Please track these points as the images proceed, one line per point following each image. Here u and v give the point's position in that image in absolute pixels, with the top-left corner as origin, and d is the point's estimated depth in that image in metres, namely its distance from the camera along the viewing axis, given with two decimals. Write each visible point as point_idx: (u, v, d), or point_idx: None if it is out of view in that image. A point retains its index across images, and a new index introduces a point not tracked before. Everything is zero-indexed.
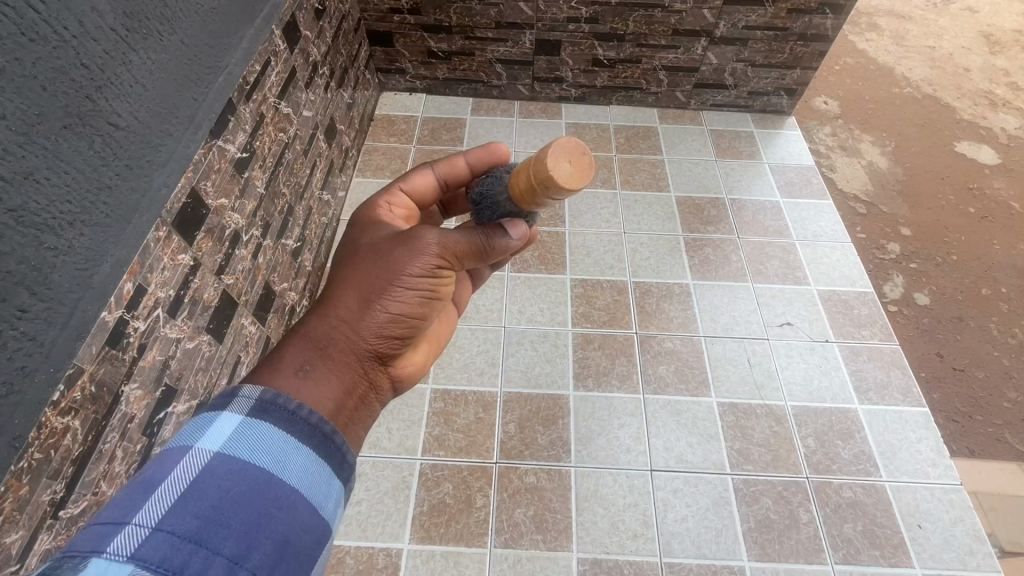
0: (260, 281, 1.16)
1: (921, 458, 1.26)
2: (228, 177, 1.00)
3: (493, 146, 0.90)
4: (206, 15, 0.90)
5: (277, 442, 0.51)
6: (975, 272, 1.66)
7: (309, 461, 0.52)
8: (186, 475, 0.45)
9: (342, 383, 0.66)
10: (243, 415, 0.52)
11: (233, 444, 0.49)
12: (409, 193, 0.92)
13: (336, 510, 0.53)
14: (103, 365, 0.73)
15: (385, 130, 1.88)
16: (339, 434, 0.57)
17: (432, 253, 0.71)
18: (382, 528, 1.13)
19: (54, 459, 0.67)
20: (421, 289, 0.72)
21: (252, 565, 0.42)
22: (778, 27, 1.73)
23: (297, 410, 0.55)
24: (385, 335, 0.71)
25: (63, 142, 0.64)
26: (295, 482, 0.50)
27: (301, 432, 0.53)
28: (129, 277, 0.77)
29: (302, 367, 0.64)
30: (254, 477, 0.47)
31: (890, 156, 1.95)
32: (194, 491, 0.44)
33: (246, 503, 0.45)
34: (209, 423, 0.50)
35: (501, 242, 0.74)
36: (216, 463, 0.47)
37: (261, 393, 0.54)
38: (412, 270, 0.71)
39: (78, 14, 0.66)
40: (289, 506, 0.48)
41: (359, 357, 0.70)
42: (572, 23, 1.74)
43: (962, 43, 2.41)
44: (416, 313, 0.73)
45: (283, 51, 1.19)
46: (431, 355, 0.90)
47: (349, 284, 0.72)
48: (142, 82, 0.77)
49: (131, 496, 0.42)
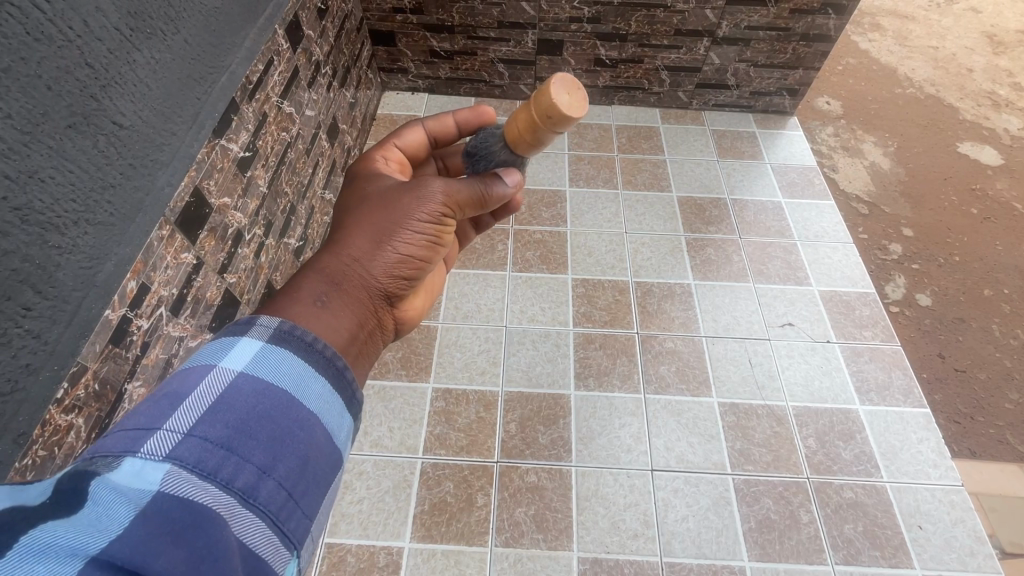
0: (262, 280, 1.17)
1: (922, 459, 1.26)
2: (231, 176, 1.00)
3: (481, 107, 0.99)
4: (210, 14, 0.90)
5: (296, 368, 0.52)
6: (978, 272, 1.66)
7: (327, 390, 0.53)
8: (212, 388, 0.46)
9: (357, 316, 0.66)
10: (263, 341, 0.52)
11: (256, 365, 0.50)
12: (403, 150, 0.96)
13: (349, 442, 0.54)
14: (107, 363, 0.73)
15: (387, 129, 1.88)
16: (350, 370, 0.57)
17: (437, 201, 0.75)
18: (383, 527, 1.13)
19: (59, 457, 0.67)
20: (428, 234, 0.75)
21: (278, 476, 0.44)
22: (780, 28, 1.73)
23: (314, 342, 0.55)
24: (395, 276, 0.73)
25: (68, 141, 0.65)
26: (314, 406, 0.50)
27: (318, 362, 0.54)
28: (132, 275, 0.77)
29: (320, 298, 0.64)
30: (278, 397, 0.48)
31: (893, 156, 1.95)
32: (221, 404, 0.45)
33: (269, 420, 0.46)
34: (231, 346, 0.51)
35: (499, 190, 0.78)
36: (240, 381, 0.48)
37: (280, 323, 0.55)
38: (420, 216, 0.75)
39: (83, 14, 0.66)
40: (309, 428, 0.49)
41: (371, 295, 0.70)
42: (574, 23, 1.74)
43: (966, 43, 2.41)
44: (422, 257, 0.76)
45: (286, 51, 1.19)
46: (426, 306, 0.90)
47: (359, 228, 0.74)
48: (146, 81, 0.77)
49: (159, 406, 0.44)
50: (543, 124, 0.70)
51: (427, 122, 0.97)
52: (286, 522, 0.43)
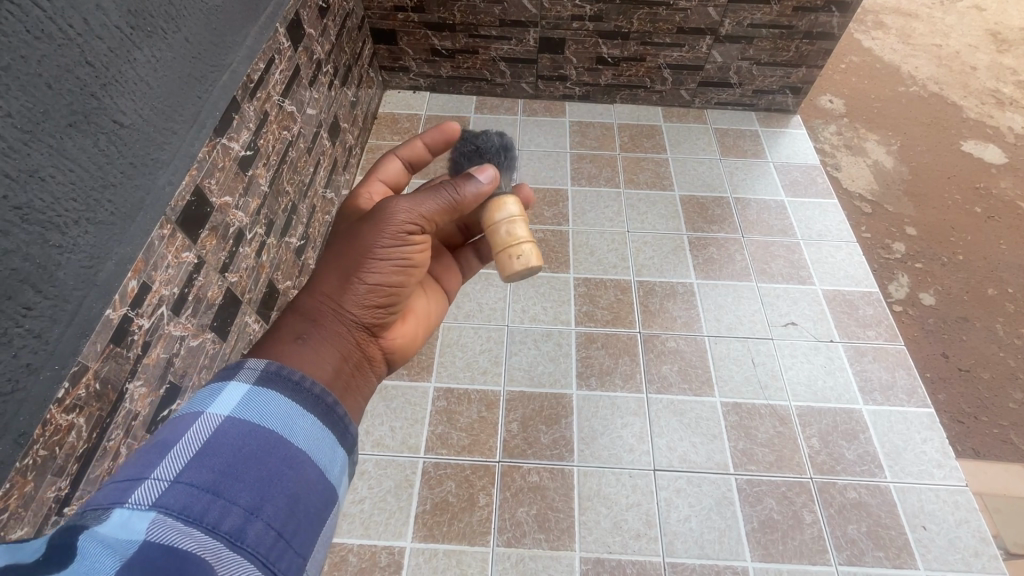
0: (264, 279, 1.16)
1: (926, 459, 1.26)
2: (232, 175, 1.00)
3: (446, 124, 0.97)
4: (211, 13, 0.90)
5: (283, 408, 0.54)
6: (981, 271, 1.65)
7: (314, 427, 0.55)
8: (199, 434, 0.49)
9: (339, 350, 0.69)
10: (250, 384, 0.55)
11: (243, 408, 0.52)
12: (387, 183, 0.99)
13: (343, 476, 0.56)
14: (108, 362, 0.73)
15: (389, 128, 1.88)
16: (340, 406, 0.60)
17: (401, 219, 0.75)
18: (384, 527, 1.13)
19: (60, 457, 0.67)
20: (399, 257, 0.76)
21: (266, 516, 0.46)
22: (783, 25, 1.72)
23: (300, 380, 0.58)
24: (368, 306, 0.74)
25: (68, 140, 0.65)
26: (302, 444, 0.53)
27: (305, 401, 0.57)
28: (134, 274, 0.76)
29: (300, 337, 0.68)
30: (265, 438, 0.51)
31: (896, 154, 1.94)
32: (208, 449, 0.48)
33: (256, 461, 0.48)
34: (219, 391, 0.54)
35: (469, 189, 0.77)
36: (227, 426, 0.50)
37: (265, 365, 0.57)
38: (385, 242, 0.74)
39: (84, 12, 0.66)
40: (297, 466, 0.51)
41: (351, 327, 0.73)
42: (576, 21, 1.74)
43: (969, 41, 2.40)
44: (395, 281, 0.77)
45: (287, 49, 1.19)
46: (421, 333, 0.91)
47: (331, 264, 0.75)
48: (146, 80, 0.77)
49: (148, 456, 0.46)
50: (523, 245, 0.82)
51: (401, 150, 0.99)
52: (276, 562, 0.44)
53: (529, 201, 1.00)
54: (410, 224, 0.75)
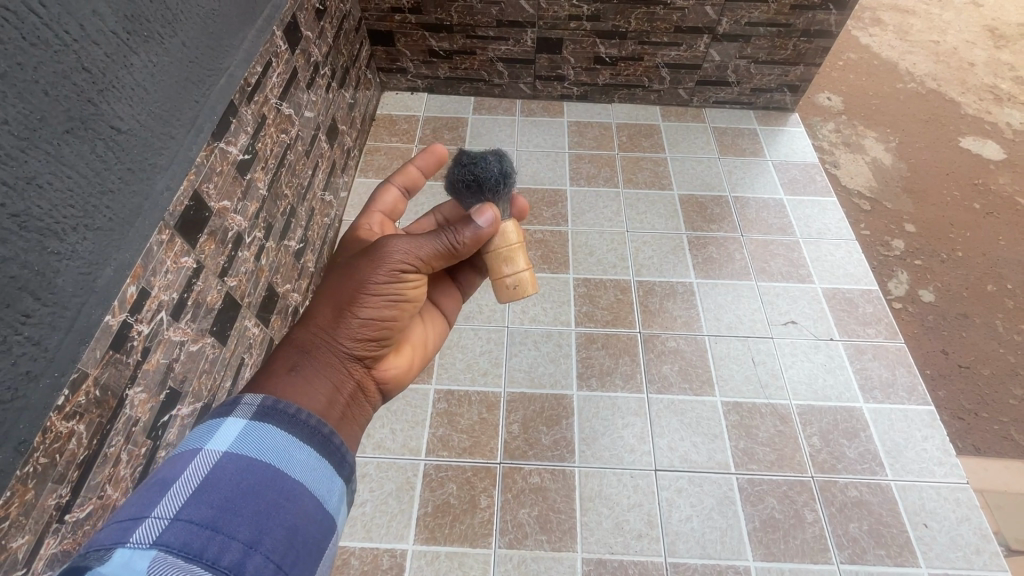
0: (263, 283, 1.16)
1: (927, 457, 1.26)
2: (231, 179, 1.00)
3: (436, 147, 0.99)
4: (207, 16, 0.90)
5: (279, 441, 0.56)
6: (981, 268, 1.65)
7: (311, 458, 0.56)
8: (198, 470, 0.50)
9: (332, 382, 0.70)
10: (247, 418, 0.56)
11: (240, 442, 0.53)
12: (384, 212, 0.99)
13: (342, 504, 0.57)
14: (108, 368, 0.73)
15: (387, 130, 1.88)
16: (337, 435, 0.61)
17: (397, 259, 0.74)
18: (386, 530, 1.13)
19: (60, 464, 0.67)
20: (393, 293, 0.75)
21: (265, 549, 0.46)
22: (781, 24, 1.72)
23: (297, 413, 0.59)
24: (360, 339, 0.74)
25: (65, 147, 0.65)
26: (299, 476, 0.54)
27: (302, 432, 0.58)
28: (132, 280, 0.76)
29: (294, 368, 0.68)
30: (262, 471, 0.52)
31: (894, 151, 1.94)
32: (207, 486, 0.49)
33: (254, 496, 0.50)
34: (217, 426, 0.55)
35: (467, 233, 0.77)
36: (225, 461, 0.51)
37: (262, 400, 0.59)
38: (379, 278, 0.74)
39: (79, 17, 0.65)
40: (296, 498, 0.52)
41: (345, 360, 0.73)
42: (573, 21, 1.73)
43: (966, 38, 2.40)
44: (388, 316, 0.76)
45: (284, 52, 1.19)
46: (417, 363, 0.90)
47: (326, 296, 0.75)
48: (144, 85, 0.77)
49: (149, 495, 0.47)
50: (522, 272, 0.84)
51: (397, 179, 0.99)
52: None
53: (523, 214, 0.97)
54: (405, 262, 0.75)
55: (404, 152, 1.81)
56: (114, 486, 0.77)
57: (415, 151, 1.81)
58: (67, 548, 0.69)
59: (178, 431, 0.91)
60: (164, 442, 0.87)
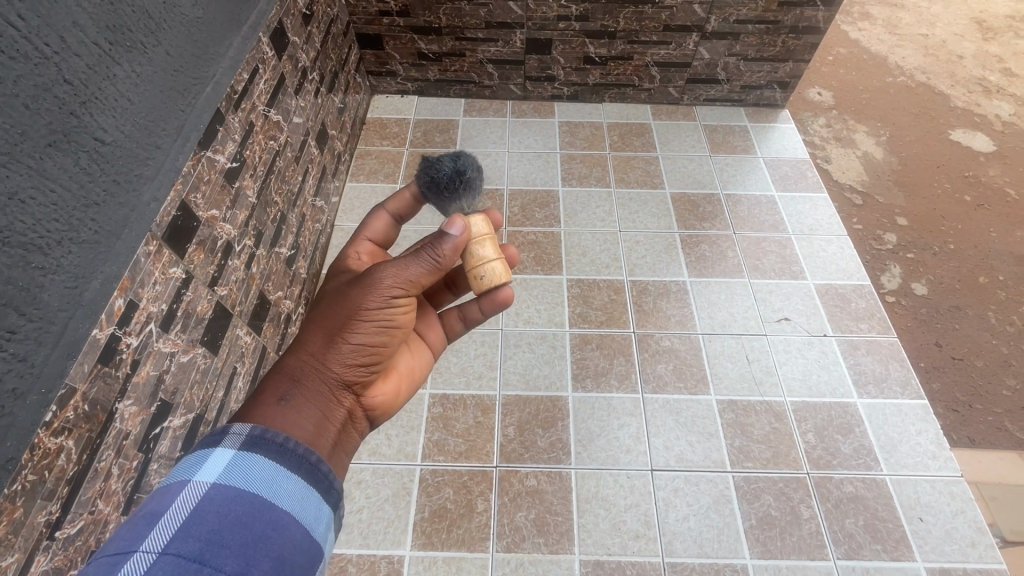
0: (254, 291, 1.16)
1: (921, 451, 1.26)
2: (219, 188, 0.99)
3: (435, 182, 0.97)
4: (191, 25, 0.89)
5: (268, 471, 0.56)
6: (972, 260, 1.66)
7: (299, 487, 0.57)
8: (186, 502, 0.49)
9: (321, 411, 0.70)
10: (236, 448, 0.56)
11: (228, 474, 0.54)
12: (374, 241, 0.99)
13: (328, 532, 0.57)
14: (96, 383, 0.72)
15: (378, 133, 1.87)
16: (325, 463, 0.61)
17: (386, 284, 0.74)
18: (383, 536, 1.13)
19: (49, 480, 0.66)
20: (383, 319, 0.76)
21: None
22: (769, 20, 1.72)
23: (285, 442, 0.60)
24: (351, 366, 0.74)
25: (48, 160, 0.64)
26: (287, 505, 0.54)
27: (290, 461, 0.58)
28: (120, 292, 0.75)
29: (284, 397, 0.68)
30: (250, 502, 0.52)
31: (885, 145, 1.95)
32: (195, 518, 0.48)
33: (243, 527, 0.49)
34: (206, 457, 0.55)
35: (446, 248, 0.76)
36: (214, 492, 0.51)
37: (251, 428, 0.59)
38: (369, 304, 0.74)
39: (59, 30, 0.65)
40: (283, 528, 0.52)
41: (335, 388, 0.73)
42: (562, 22, 1.73)
43: (955, 30, 2.41)
44: (379, 341, 0.76)
45: (271, 58, 1.18)
46: (405, 390, 0.90)
47: (318, 323, 0.75)
48: (127, 96, 0.76)
49: (137, 528, 0.46)
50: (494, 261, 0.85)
51: (387, 206, 0.97)
52: None
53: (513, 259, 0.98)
54: (397, 287, 0.75)
55: (395, 155, 1.80)
56: (106, 500, 0.76)
57: (406, 154, 1.81)
58: (58, 565, 0.69)
59: (170, 443, 0.90)
60: (156, 454, 0.87)
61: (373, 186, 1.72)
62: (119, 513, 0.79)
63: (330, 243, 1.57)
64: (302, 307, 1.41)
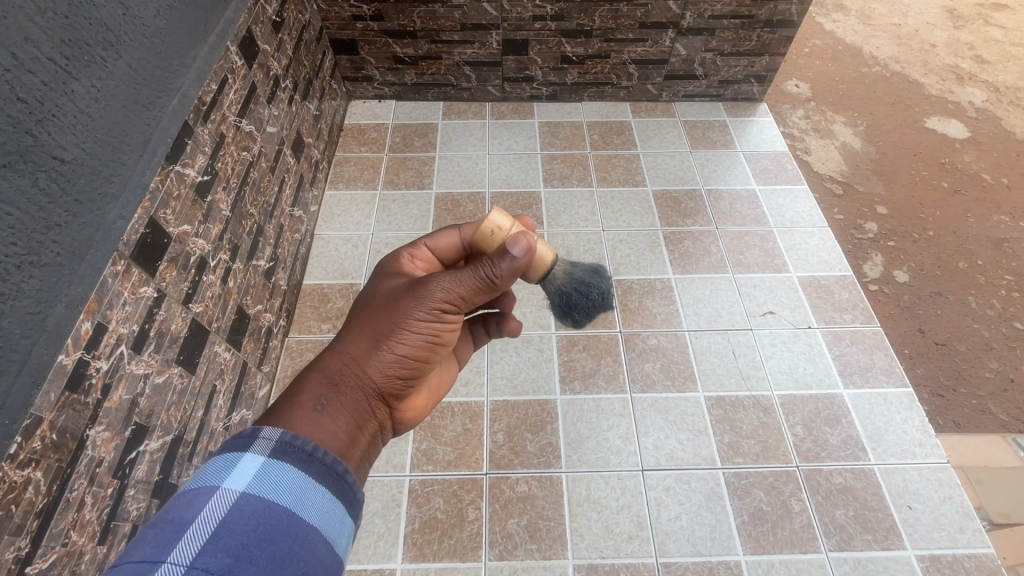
0: (231, 306, 1.13)
1: (908, 439, 1.27)
2: (190, 203, 0.96)
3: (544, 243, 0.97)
4: (153, 36, 0.87)
5: (295, 481, 0.54)
6: (952, 246, 1.68)
7: (324, 498, 0.55)
8: (214, 512, 0.48)
9: (355, 421, 0.68)
10: (265, 456, 0.55)
11: (256, 483, 0.52)
12: (434, 251, 0.93)
13: (349, 545, 0.56)
14: (64, 411, 0.70)
15: (356, 139, 1.85)
16: (350, 474, 0.60)
17: (438, 297, 0.74)
18: (373, 549, 1.11)
19: (17, 514, 0.64)
20: (428, 332, 0.76)
21: None
22: (744, 15, 1.73)
23: (313, 451, 0.58)
24: (391, 375, 0.74)
25: (3, 181, 0.62)
26: (314, 519, 0.53)
27: (318, 473, 0.57)
28: (87, 316, 0.73)
29: (320, 402, 0.66)
30: (278, 515, 0.50)
31: (862, 135, 1.96)
32: (224, 529, 0.47)
33: (271, 542, 0.48)
34: (234, 463, 0.53)
35: (504, 265, 0.75)
36: (242, 503, 0.50)
37: (281, 435, 0.57)
38: (418, 315, 0.74)
39: (11, 46, 0.63)
40: (309, 543, 0.51)
41: (371, 397, 0.72)
42: (538, 21, 1.72)
43: (926, 19, 2.43)
44: (422, 354, 0.76)
45: (240, 67, 1.15)
46: (430, 403, 0.90)
47: (363, 327, 0.75)
48: (88, 112, 0.74)
49: (164, 537, 0.45)
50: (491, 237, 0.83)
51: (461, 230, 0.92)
52: None
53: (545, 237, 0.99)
54: (448, 300, 0.75)
55: (374, 161, 1.78)
56: (79, 531, 0.74)
57: (385, 160, 1.79)
58: None
59: (148, 467, 0.88)
60: (133, 479, 0.84)
61: (353, 193, 1.70)
62: (94, 543, 0.77)
63: (310, 253, 1.55)
64: (284, 319, 1.39)
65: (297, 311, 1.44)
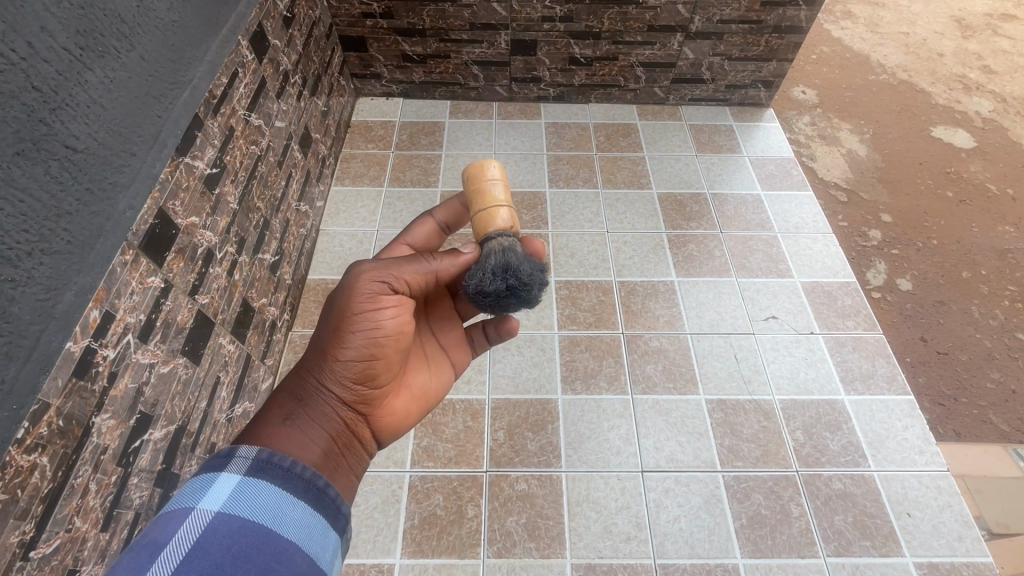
0: (237, 298, 1.14)
1: (908, 446, 1.27)
2: (198, 195, 0.97)
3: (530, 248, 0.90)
4: (167, 28, 0.88)
5: (273, 498, 0.57)
6: (956, 255, 1.67)
7: (304, 513, 0.57)
8: (190, 533, 0.50)
9: (326, 432, 0.74)
10: (242, 474, 0.57)
11: (233, 501, 0.54)
12: (415, 241, 0.98)
13: (333, 558, 0.58)
14: (70, 398, 0.70)
15: (363, 136, 1.85)
16: (331, 487, 0.63)
17: (367, 290, 0.77)
18: (372, 544, 1.11)
19: (22, 499, 0.64)
20: (370, 331, 0.77)
21: None
22: (752, 20, 1.73)
23: (291, 467, 0.61)
24: (347, 382, 0.77)
25: (17, 168, 0.63)
26: (292, 534, 0.55)
27: (296, 488, 0.59)
28: (95, 304, 0.73)
29: (289, 417, 0.73)
30: (255, 531, 0.53)
31: (869, 143, 1.97)
32: (198, 549, 0.49)
33: (246, 559, 0.50)
34: (211, 482, 0.55)
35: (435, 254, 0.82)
36: (218, 522, 0.52)
37: (257, 453, 0.60)
38: (353, 314, 0.76)
39: (27, 35, 0.64)
40: (288, 558, 0.52)
41: (333, 406, 0.77)
42: (546, 22, 1.73)
43: (935, 29, 2.43)
44: (370, 354, 0.77)
45: (250, 62, 1.16)
46: (422, 405, 0.90)
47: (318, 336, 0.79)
48: (100, 102, 0.75)
49: (138, 561, 0.47)
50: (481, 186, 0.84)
51: (436, 212, 0.99)
52: None
53: (540, 255, 0.90)
54: (378, 284, 0.77)
55: (380, 158, 1.79)
56: (83, 517, 0.75)
57: (391, 157, 1.79)
58: None
59: (151, 456, 0.89)
60: (137, 468, 0.85)
61: (358, 190, 1.70)
62: (97, 530, 0.77)
63: (315, 248, 1.55)
64: (287, 314, 1.39)
65: (301, 306, 1.44)
